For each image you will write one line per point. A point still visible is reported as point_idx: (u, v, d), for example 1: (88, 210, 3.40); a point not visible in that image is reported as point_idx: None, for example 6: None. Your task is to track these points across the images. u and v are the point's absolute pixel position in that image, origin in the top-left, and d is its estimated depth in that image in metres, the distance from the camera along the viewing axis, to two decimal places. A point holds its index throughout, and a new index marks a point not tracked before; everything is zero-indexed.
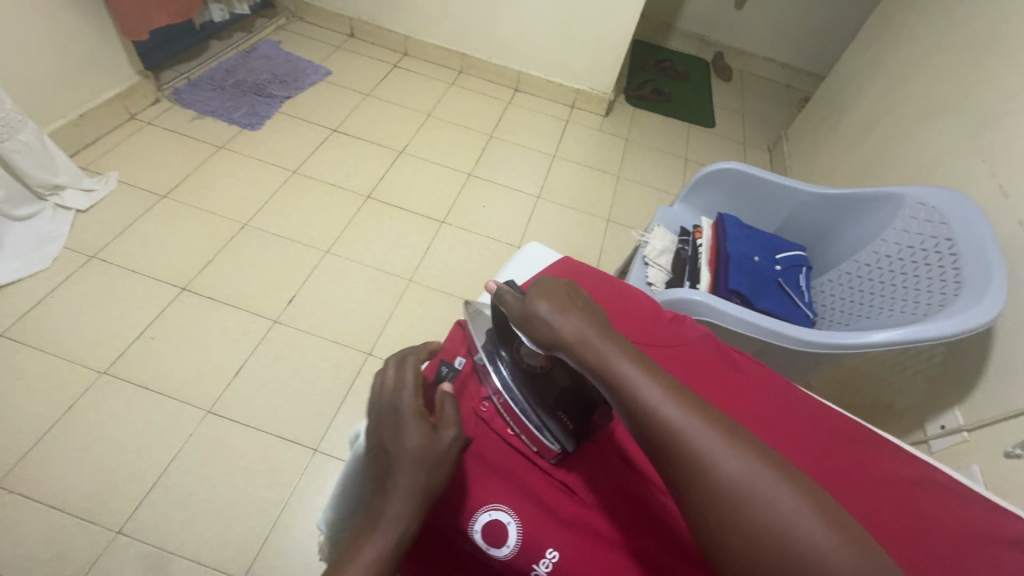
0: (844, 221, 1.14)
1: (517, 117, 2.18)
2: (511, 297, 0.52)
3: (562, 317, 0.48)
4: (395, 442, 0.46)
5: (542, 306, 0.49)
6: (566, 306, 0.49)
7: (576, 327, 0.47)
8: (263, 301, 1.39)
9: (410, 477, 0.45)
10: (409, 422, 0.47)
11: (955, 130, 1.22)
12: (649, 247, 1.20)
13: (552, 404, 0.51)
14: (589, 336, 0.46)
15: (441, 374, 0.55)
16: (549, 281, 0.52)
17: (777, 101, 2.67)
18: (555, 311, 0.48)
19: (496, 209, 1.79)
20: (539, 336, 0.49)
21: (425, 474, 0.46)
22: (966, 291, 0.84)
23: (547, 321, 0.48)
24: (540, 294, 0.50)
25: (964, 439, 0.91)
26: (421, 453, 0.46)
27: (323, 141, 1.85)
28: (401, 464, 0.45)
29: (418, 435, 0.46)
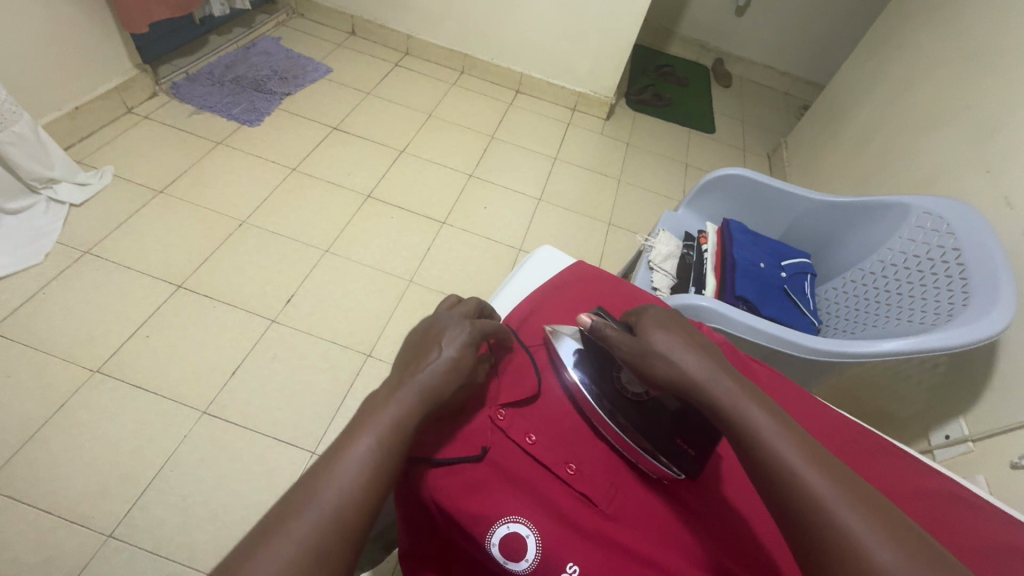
0: (849, 229, 1.14)
1: (518, 119, 2.17)
2: (615, 332, 0.53)
3: (683, 352, 0.48)
4: (433, 343, 0.49)
5: (654, 340, 0.49)
6: (686, 342, 0.49)
7: (696, 361, 0.47)
8: (261, 300, 1.37)
9: (429, 377, 0.46)
10: (452, 334, 0.50)
11: (958, 140, 1.23)
12: (654, 251, 1.19)
13: (670, 432, 0.51)
14: (712, 375, 0.46)
15: None
16: (651, 315, 0.53)
17: (776, 109, 2.69)
18: (672, 346, 0.49)
19: (497, 211, 1.78)
20: (657, 371, 0.49)
21: (447, 384, 0.47)
22: (974, 302, 0.84)
23: (671, 354, 0.48)
24: (651, 330, 0.51)
25: (969, 449, 0.91)
26: (452, 361, 0.48)
27: (323, 139, 1.83)
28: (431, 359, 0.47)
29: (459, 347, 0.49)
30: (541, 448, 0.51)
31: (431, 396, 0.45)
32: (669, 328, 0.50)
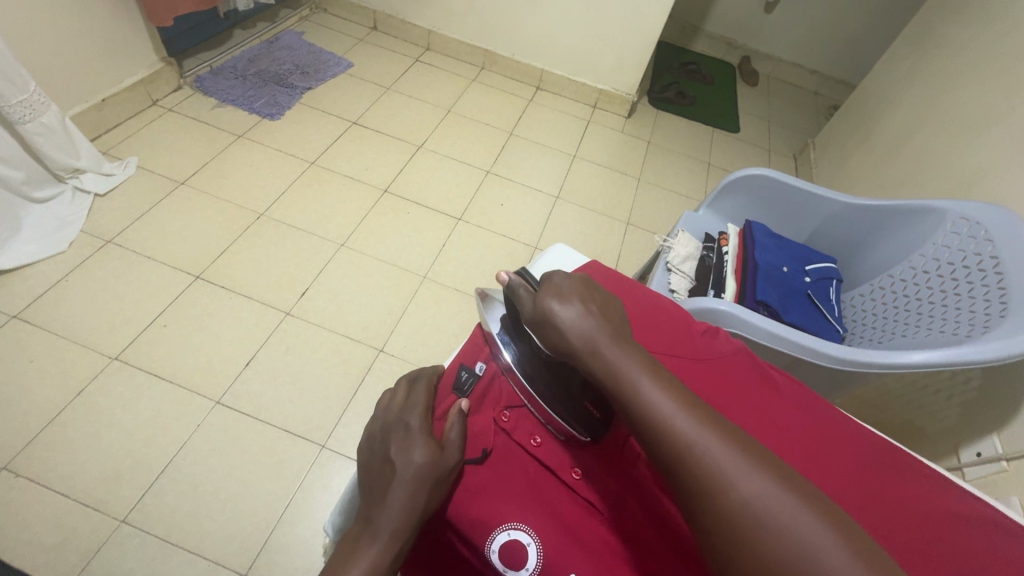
0: (880, 234, 1.10)
1: (539, 116, 2.15)
2: (524, 292, 0.50)
3: (575, 318, 0.46)
4: (392, 456, 0.45)
5: (547, 305, 0.47)
6: (583, 310, 0.47)
7: (589, 330, 0.45)
8: (277, 293, 1.37)
9: (403, 491, 0.43)
10: (413, 434, 0.46)
11: (1001, 144, 1.17)
12: (672, 253, 1.16)
13: (578, 396, 0.49)
14: (595, 343, 0.44)
15: (460, 380, 0.53)
16: (558, 280, 0.50)
17: (805, 108, 2.61)
18: (564, 312, 0.46)
19: (514, 208, 1.76)
20: (550, 338, 0.47)
21: (423, 492, 0.43)
22: (1013, 313, 0.79)
23: (563, 323, 0.46)
24: (551, 295, 0.48)
25: (1002, 468, 0.86)
26: (417, 469, 0.44)
27: (342, 133, 1.84)
28: (395, 477, 0.44)
29: (422, 448, 0.45)
30: (547, 452, 0.50)
31: (408, 511, 0.42)
32: (569, 296, 0.48)
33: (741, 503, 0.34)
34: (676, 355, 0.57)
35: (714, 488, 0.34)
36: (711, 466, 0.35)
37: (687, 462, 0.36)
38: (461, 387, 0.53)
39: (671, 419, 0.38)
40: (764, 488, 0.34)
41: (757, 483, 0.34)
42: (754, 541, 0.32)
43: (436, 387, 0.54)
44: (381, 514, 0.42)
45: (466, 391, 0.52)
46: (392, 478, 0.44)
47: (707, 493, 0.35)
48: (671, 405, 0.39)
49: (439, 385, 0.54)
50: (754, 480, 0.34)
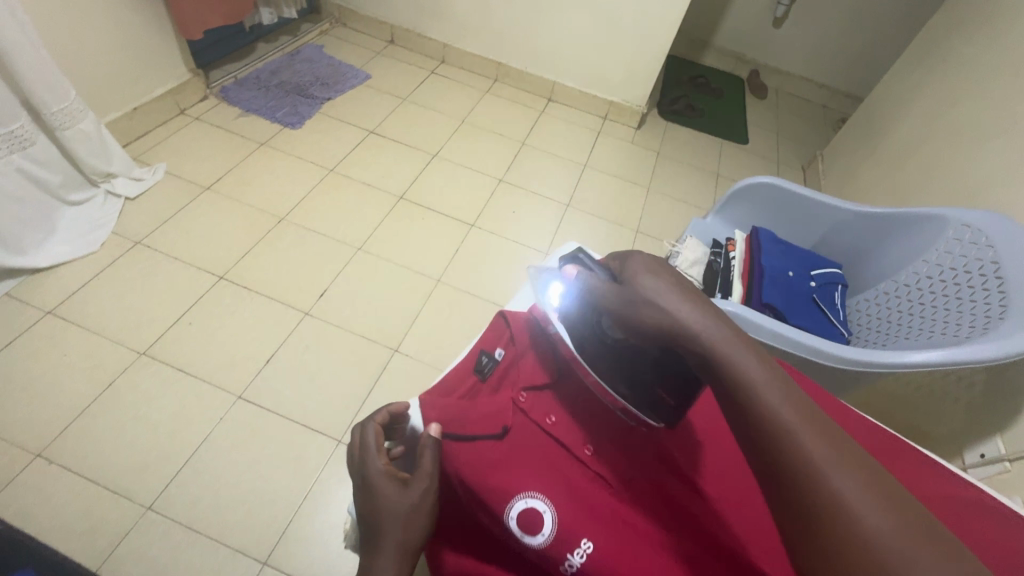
0: (884, 241, 1.12)
1: (550, 126, 2.20)
2: (602, 281, 0.46)
3: (672, 304, 0.41)
4: (377, 501, 0.51)
5: (635, 293, 0.43)
6: (681, 298, 0.42)
7: (697, 318, 0.40)
8: (297, 293, 1.42)
9: (397, 534, 0.49)
10: (383, 479, 0.52)
11: (1003, 155, 1.20)
12: (681, 258, 1.19)
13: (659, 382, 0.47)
14: (693, 325, 0.40)
15: (482, 364, 0.60)
16: (644, 264, 0.45)
17: (812, 121, 2.64)
18: (660, 298, 0.42)
19: (525, 215, 1.81)
20: (643, 321, 0.42)
21: (411, 522, 0.50)
22: (1012, 316, 0.82)
23: (660, 312, 0.41)
24: (639, 282, 0.43)
25: (1005, 469, 0.88)
26: (399, 510, 0.50)
27: (360, 142, 1.90)
28: (389, 520, 0.49)
29: (402, 493, 0.51)
30: (561, 430, 0.53)
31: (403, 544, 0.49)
32: (661, 282, 0.43)
33: (834, 499, 0.33)
34: None
35: (807, 480, 0.34)
36: (804, 450, 0.34)
37: (786, 451, 0.35)
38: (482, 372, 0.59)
39: (759, 394, 0.37)
40: (856, 490, 0.32)
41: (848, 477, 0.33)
42: (832, 529, 0.32)
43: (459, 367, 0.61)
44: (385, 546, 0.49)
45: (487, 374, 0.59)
46: (384, 524, 0.49)
47: (807, 483, 0.34)
48: (773, 395, 0.36)
49: (459, 369, 0.60)
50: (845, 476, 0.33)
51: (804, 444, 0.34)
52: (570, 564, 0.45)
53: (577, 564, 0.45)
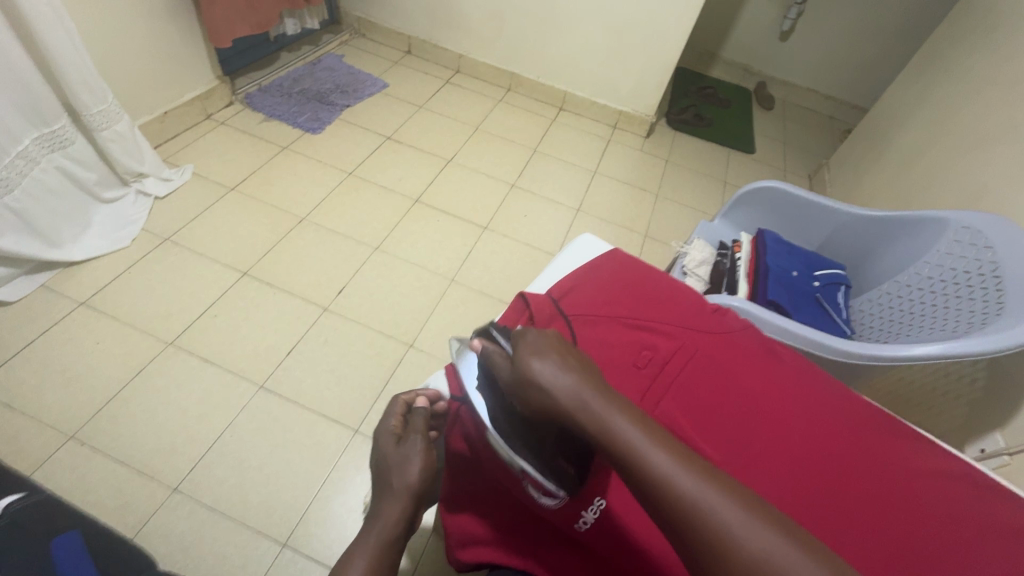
0: (887, 242, 1.16)
1: (561, 134, 2.26)
2: (500, 358, 0.52)
3: (555, 374, 0.48)
4: (384, 458, 0.61)
5: (528, 369, 0.49)
6: (563, 372, 0.48)
7: (576, 389, 0.46)
8: (316, 290, 1.48)
9: (399, 482, 0.58)
10: (391, 440, 0.63)
11: (1003, 161, 1.23)
12: (687, 258, 1.24)
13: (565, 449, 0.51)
14: (574, 397, 0.46)
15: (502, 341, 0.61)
16: (530, 340, 0.51)
17: (819, 132, 2.69)
18: (544, 371, 0.48)
19: (537, 219, 1.86)
20: (532, 398, 0.48)
21: (412, 475, 0.59)
22: (1009, 311, 0.85)
23: (547, 386, 0.47)
24: (525, 363, 0.49)
25: (1005, 462, 0.90)
26: (397, 466, 0.60)
27: (378, 147, 1.97)
28: (393, 472, 0.59)
29: (402, 453, 0.61)
30: None
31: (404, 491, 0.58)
32: (546, 358, 0.49)
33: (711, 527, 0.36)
34: (691, 329, 0.64)
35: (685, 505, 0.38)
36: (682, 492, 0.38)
37: (663, 489, 0.39)
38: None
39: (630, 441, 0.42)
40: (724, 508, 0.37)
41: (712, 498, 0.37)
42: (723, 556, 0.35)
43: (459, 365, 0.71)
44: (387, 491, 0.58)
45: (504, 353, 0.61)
46: (388, 477, 0.59)
47: (686, 513, 0.38)
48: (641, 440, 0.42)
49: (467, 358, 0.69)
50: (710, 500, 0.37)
51: (674, 480, 0.39)
52: (585, 519, 0.55)
53: (592, 518, 0.55)
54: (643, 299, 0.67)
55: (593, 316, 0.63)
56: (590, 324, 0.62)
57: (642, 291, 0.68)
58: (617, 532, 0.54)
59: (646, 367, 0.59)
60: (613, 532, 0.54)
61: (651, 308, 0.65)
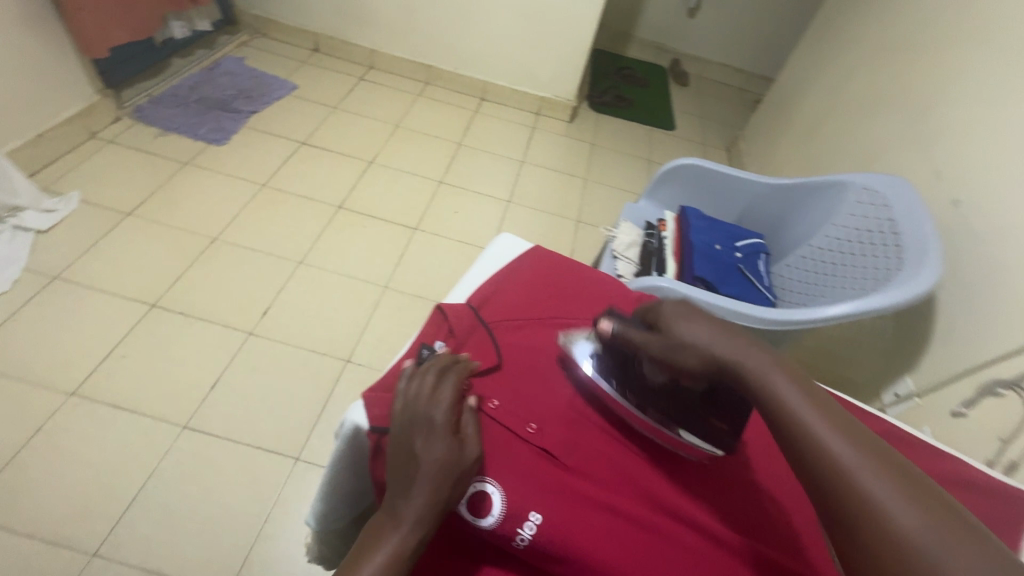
0: (799, 208, 1.21)
1: (486, 125, 2.22)
2: (638, 333, 0.52)
3: (703, 335, 0.48)
4: (425, 450, 0.46)
5: (679, 331, 0.49)
6: (713, 334, 0.48)
7: (732, 347, 0.47)
8: (238, 314, 1.38)
9: (430, 490, 0.44)
10: (436, 433, 0.46)
11: (892, 123, 1.33)
12: (617, 241, 1.24)
13: (701, 412, 0.53)
14: (738, 355, 0.46)
15: (422, 355, 0.55)
16: (664, 307, 0.51)
17: (733, 104, 2.80)
18: (695, 334, 0.48)
19: (469, 215, 1.82)
20: (686, 362, 0.48)
21: (446, 485, 0.45)
22: (908, 264, 0.92)
23: (712, 350, 0.47)
24: (671, 329, 0.50)
25: (916, 404, 0.98)
26: (440, 463, 0.45)
27: (292, 154, 1.86)
28: (425, 474, 0.45)
29: (443, 443, 0.46)
30: (505, 412, 0.52)
31: (431, 503, 0.44)
32: (691, 322, 0.49)
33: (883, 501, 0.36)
34: None
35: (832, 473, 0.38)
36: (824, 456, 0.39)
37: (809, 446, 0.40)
38: (423, 362, 0.54)
39: (801, 416, 0.42)
40: (859, 465, 0.38)
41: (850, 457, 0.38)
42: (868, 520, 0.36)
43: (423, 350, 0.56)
44: (409, 503, 0.44)
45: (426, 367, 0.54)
46: (421, 480, 0.45)
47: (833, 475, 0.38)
48: (815, 417, 0.41)
49: (397, 362, 0.55)
50: (890, 487, 0.36)
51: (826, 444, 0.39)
52: (522, 538, 0.47)
53: (528, 537, 0.47)
54: (566, 295, 0.64)
55: (518, 320, 0.60)
56: (512, 329, 0.59)
57: (564, 287, 0.66)
58: (560, 549, 0.47)
59: (573, 368, 0.58)
60: (555, 550, 0.47)
61: (574, 304, 0.64)
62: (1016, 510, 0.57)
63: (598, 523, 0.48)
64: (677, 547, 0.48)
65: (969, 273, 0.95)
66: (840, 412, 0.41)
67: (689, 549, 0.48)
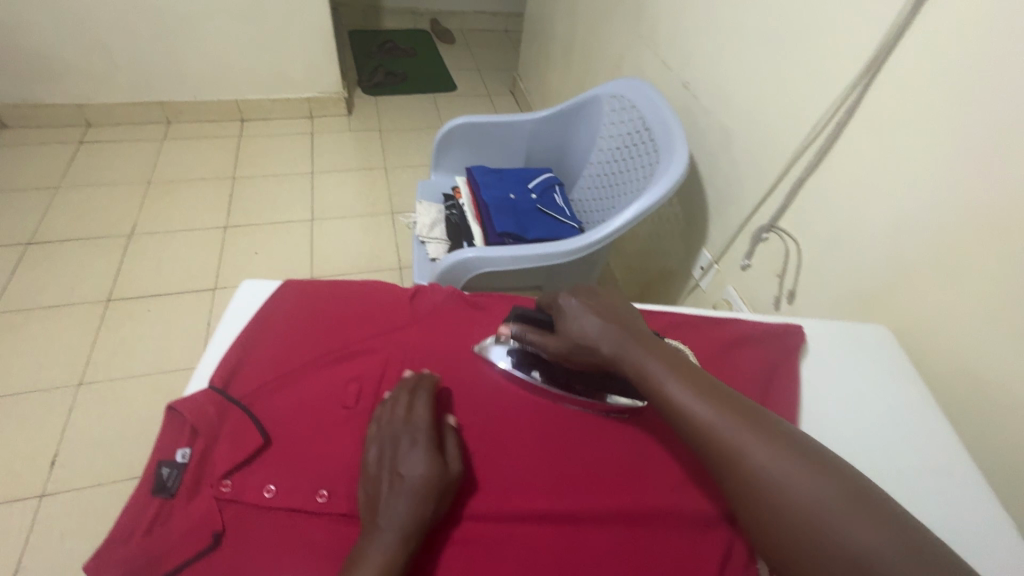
0: (571, 132, 1.24)
1: (257, 147, 1.98)
2: (536, 334, 0.56)
3: (595, 328, 0.54)
4: (404, 470, 0.44)
5: (577, 330, 0.55)
6: (613, 328, 0.54)
7: (627, 346, 0.52)
8: (15, 480, 1.10)
9: (399, 510, 0.42)
10: (415, 451, 0.45)
11: (621, 27, 1.41)
12: (420, 226, 1.18)
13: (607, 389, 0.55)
14: (628, 354, 0.52)
15: (161, 478, 0.45)
16: (571, 305, 0.57)
17: (502, 47, 2.82)
18: (589, 328, 0.54)
19: (272, 252, 1.63)
20: (584, 358, 0.54)
21: (430, 504, 0.43)
22: (663, 153, 0.99)
23: (605, 346, 0.53)
24: (577, 320, 0.55)
25: (717, 271, 1.08)
26: (422, 477, 0.43)
27: (19, 262, 1.49)
28: (395, 495, 0.43)
29: (423, 460, 0.44)
30: (286, 494, 0.44)
31: (412, 521, 0.42)
32: (589, 314, 0.55)
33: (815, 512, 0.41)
34: (390, 332, 0.57)
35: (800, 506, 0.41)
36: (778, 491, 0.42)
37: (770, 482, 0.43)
38: (165, 488, 0.44)
39: (744, 450, 0.45)
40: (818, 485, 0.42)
41: (818, 489, 0.42)
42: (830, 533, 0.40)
43: (189, 449, 0.46)
44: (376, 535, 0.41)
45: (171, 489, 0.44)
46: (395, 501, 0.42)
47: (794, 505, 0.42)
48: (721, 421, 0.46)
49: (132, 498, 0.44)
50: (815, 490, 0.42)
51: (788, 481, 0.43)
52: None
53: None
54: (332, 325, 0.57)
55: (278, 380, 0.52)
56: (273, 392, 0.51)
57: (326, 315, 0.58)
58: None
59: (357, 403, 0.51)
60: None
61: (343, 331, 0.56)
62: (786, 341, 0.64)
63: (505, 540, 0.46)
64: (520, 548, 0.46)
65: (714, 145, 1.05)
66: (780, 436, 0.45)
67: (533, 545, 0.46)
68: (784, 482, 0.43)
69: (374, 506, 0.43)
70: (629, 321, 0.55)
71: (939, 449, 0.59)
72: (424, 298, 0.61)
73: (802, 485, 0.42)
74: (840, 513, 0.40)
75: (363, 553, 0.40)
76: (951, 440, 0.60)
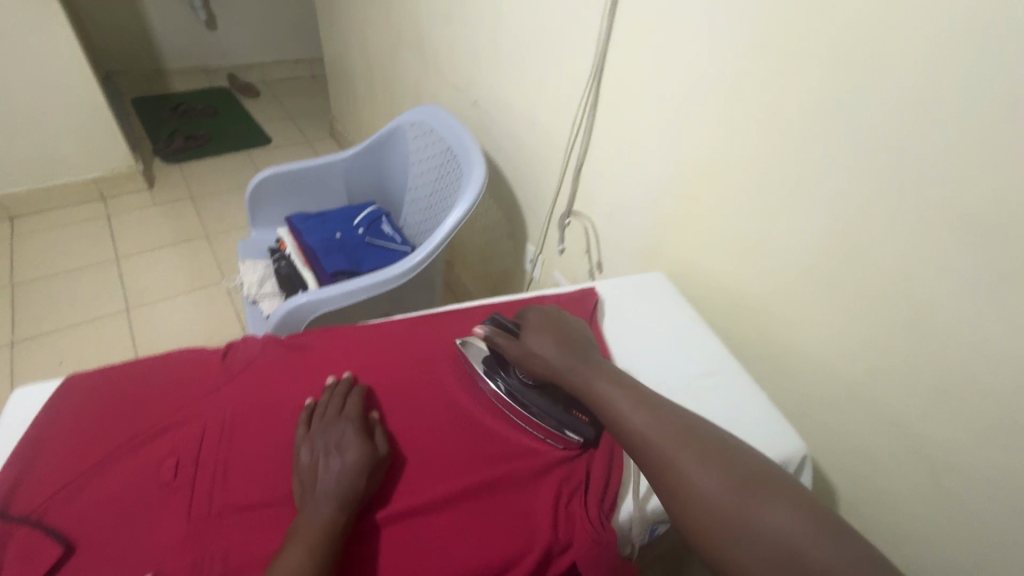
0: (384, 163, 1.29)
1: (38, 245, 1.71)
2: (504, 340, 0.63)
3: (541, 336, 0.63)
4: (338, 454, 0.50)
5: (533, 342, 0.62)
6: (560, 338, 0.62)
7: (573, 358, 0.60)
8: None
9: (333, 487, 0.47)
10: (349, 435, 0.51)
11: (409, 60, 1.50)
12: (247, 286, 1.13)
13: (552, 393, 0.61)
14: (575, 367, 0.59)
15: None
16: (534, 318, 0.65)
17: (312, 93, 2.79)
18: (541, 337, 0.63)
19: (82, 356, 1.42)
20: (535, 368, 0.61)
21: (364, 479, 0.49)
22: (465, 167, 1.08)
23: (557, 353, 0.61)
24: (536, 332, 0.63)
25: (542, 262, 1.20)
26: (356, 457, 0.49)
27: None
28: (329, 476, 0.48)
29: (357, 445, 0.50)
30: None
31: (347, 493, 0.47)
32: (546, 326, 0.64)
33: (701, 494, 0.47)
34: (202, 396, 0.55)
35: (682, 482, 0.48)
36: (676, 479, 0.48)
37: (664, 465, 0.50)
38: None
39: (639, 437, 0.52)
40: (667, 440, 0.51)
41: (699, 464, 0.49)
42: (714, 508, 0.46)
43: None
44: (309, 516, 0.45)
45: None
46: (330, 479, 0.48)
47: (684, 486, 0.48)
48: (631, 406, 0.54)
49: None
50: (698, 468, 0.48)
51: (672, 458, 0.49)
52: None
53: None
54: (132, 407, 0.53)
55: (74, 481, 0.47)
56: (71, 496, 0.46)
57: (123, 398, 0.54)
58: None
59: (175, 477, 0.49)
60: None
61: (147, 409, 0.53)
62: (584, 305, 0.74)
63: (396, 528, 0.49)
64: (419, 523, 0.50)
65: (509, 152, 1.17)
66: (669, 413, 0.54)
67: (426, 516, 0.50)
68: (682, 472, 0.49)
69: (309, 489, 0.48)
70: (574, 339, 0.64)
71: (713, 358, 0.72)
72: (238, 353, 0.60)
73: (694, 469, 0.48)
74: (741, 496, 0.46)
75: (302, 524, 0.45)
76: (721, 350, 0.74)
